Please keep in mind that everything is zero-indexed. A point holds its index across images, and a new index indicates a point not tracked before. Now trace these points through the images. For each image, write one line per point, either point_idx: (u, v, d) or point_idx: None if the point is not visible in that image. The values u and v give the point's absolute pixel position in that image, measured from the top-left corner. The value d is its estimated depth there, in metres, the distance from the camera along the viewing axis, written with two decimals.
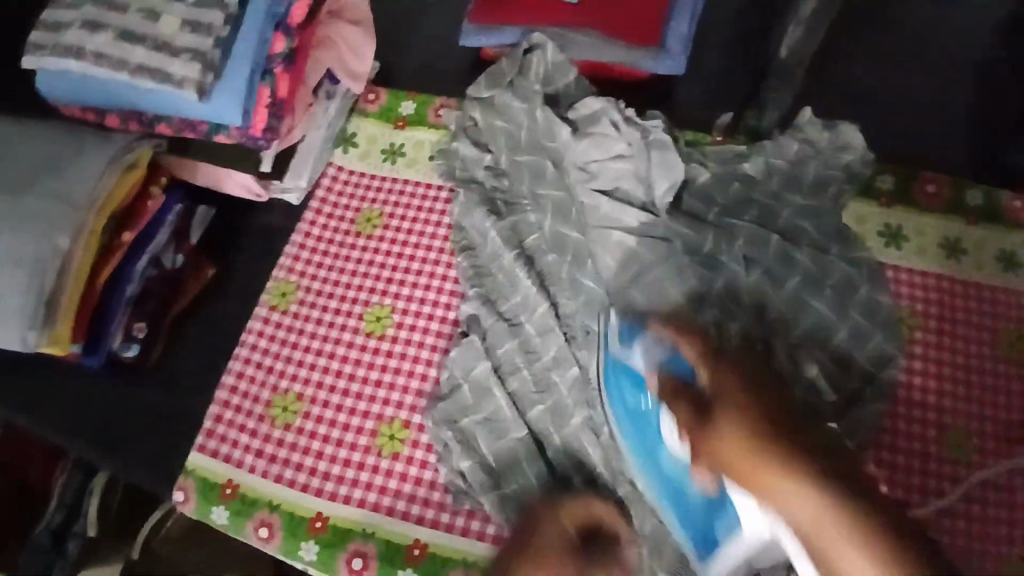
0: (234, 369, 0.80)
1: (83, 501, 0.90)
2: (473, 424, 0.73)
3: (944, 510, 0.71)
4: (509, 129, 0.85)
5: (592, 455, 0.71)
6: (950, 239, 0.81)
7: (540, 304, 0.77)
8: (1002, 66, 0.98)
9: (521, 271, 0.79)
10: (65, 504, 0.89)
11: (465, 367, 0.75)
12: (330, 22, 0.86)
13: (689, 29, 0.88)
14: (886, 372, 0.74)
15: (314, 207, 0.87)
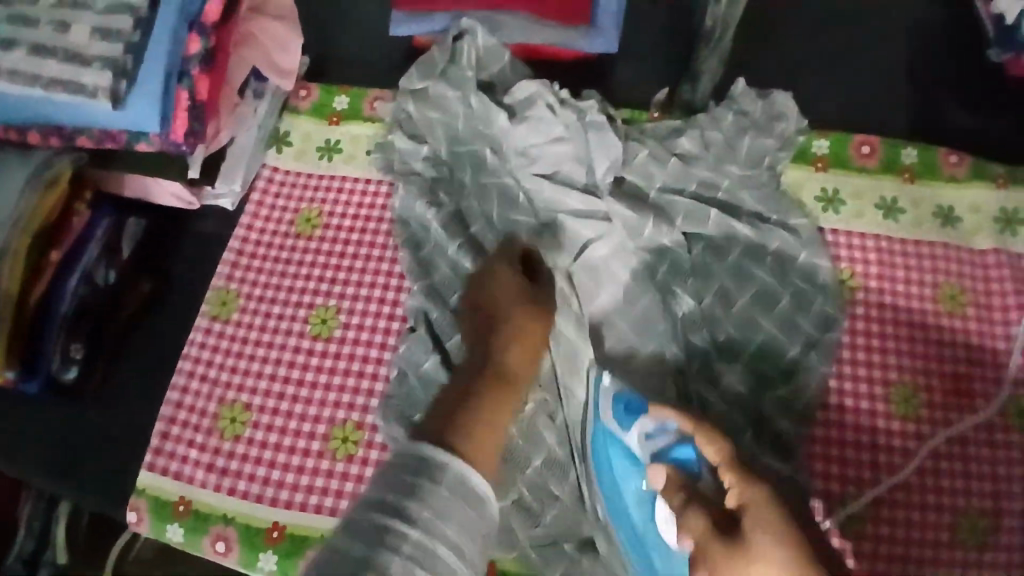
0: (178, 385, 0.78)
1: (50, 530, 0.88)
2: None
3: (893, 465, 0.72)
4: (445, 120, 0.84)
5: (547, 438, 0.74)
6: (886, 198, 0.82)
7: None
8: (935, 21, 0.98)
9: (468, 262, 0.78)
10: (33, 535, 0.87)
11: (414, 363, 0.73)
12: (252, 18, 0.83)
13: (619, 7, 0.88)
14: (831, 335, 0.75)
15: (251, 211, 0.85)
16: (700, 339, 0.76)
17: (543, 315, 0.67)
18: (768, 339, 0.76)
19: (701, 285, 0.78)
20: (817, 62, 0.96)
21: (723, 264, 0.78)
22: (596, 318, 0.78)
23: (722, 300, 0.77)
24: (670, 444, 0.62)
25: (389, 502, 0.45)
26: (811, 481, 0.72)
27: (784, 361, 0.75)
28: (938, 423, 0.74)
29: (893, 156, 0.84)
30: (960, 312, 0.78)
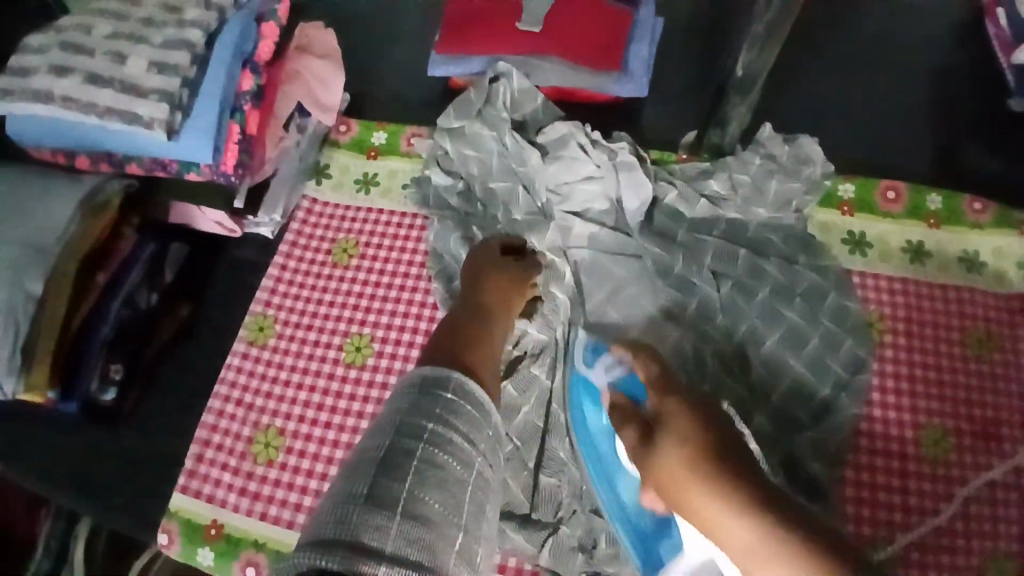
0: (213, 408, 0.79)
1: (70, 548, 0.88)
2: None
3: (925, 509, 0.72)
4: (481, 157, 0.86)
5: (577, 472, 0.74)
6: (913, 242, 0.84)
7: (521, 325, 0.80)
8: (956, 73, 1.01)
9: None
10: (53, 552, 0.87)
11: None
12: (298, 57, 0.88)
13: (649, 53, 0.92)
14: (861, 377, 0.76)
15: (290, 240, 0.87)
16: (731, 377, 0.77)
17: (518, 280, 0.73)
18: (798, 379, 0.76)
19: (731, 322, 0.79)
20: (840, 108, 0.98)
21: (754, 303, 0.79)
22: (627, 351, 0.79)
23: (751, 338, 0.78)
24: (622, 375, 0.66)
25: (422, 428, 0.48)
26: (843, 523, 0.72)
27: (815, 401, 0.75)
28: (968, 466, 0.74)
29: (918, 203, 0.86)
30: (988, 357, 0.79)
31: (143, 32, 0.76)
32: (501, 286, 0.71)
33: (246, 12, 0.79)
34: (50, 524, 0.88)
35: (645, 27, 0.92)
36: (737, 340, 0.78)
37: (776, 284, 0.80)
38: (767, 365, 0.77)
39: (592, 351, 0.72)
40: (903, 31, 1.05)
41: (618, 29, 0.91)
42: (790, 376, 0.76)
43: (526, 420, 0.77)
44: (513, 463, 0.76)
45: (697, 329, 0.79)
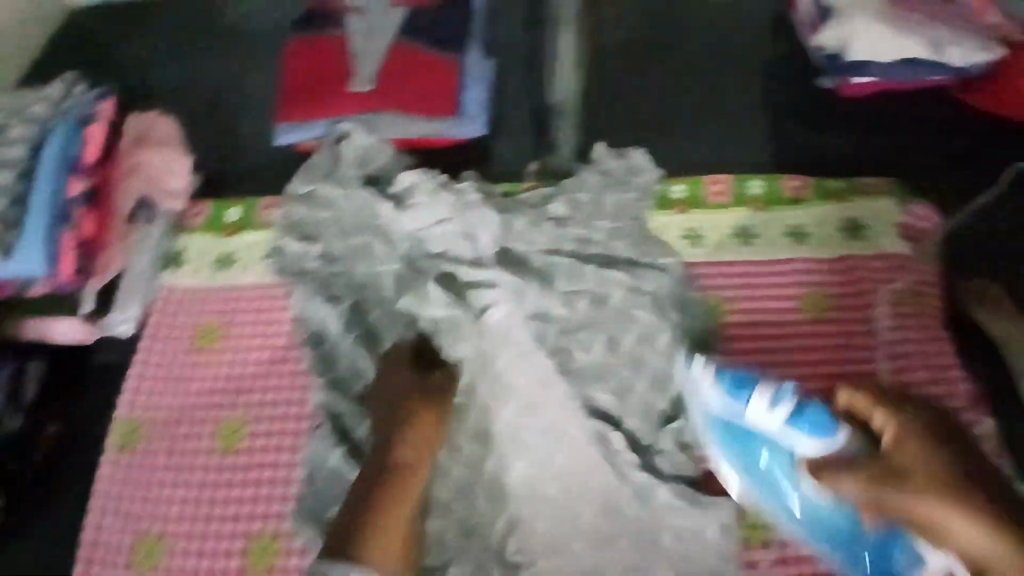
0: (90, 526, 0.78)
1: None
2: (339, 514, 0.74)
3: None
4: (335, 218, 0.88)
5: (465, 509, 0.77)
6: (740, 226, 0.91)
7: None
8: (778, 56, 1.08)
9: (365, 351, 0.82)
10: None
11: (319, 461, 0.76)
12: (135, 152, 0.88)
13: (484, 95, 0.95)
14: (709, 358, 0.84)
15: (150, 334, 0.87)
16: (597, 386, 0.82)
17: (432, 410, 0.76)
18: (657, 372, 0.82)
19: (591, 335, 0.83)
20: (672, 112, 1.04)
21: (609, 310, 0.85)
22: (499, 380, 0.83)
23: (610, 344, 0.83)
24: (795, 407, 0.70)
25: None
26: None
27: (673, 392, 0.81)
28: None
29: (741, 190, 0.94)
30: (824, 317, 0.86)
31: None
32: (412, 420, 0.75)
33: (71, 120, 0.81)
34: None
35: (477, 70, 0.96)
36: (597, 350, 0.83)
37: (625, 289, 0.85)
38: (627, 366, 0.82)
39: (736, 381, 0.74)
40: (726, 22, 1.12)
41: (449, 76, 0.94)
42: (648, 373, 0.82)
43: None
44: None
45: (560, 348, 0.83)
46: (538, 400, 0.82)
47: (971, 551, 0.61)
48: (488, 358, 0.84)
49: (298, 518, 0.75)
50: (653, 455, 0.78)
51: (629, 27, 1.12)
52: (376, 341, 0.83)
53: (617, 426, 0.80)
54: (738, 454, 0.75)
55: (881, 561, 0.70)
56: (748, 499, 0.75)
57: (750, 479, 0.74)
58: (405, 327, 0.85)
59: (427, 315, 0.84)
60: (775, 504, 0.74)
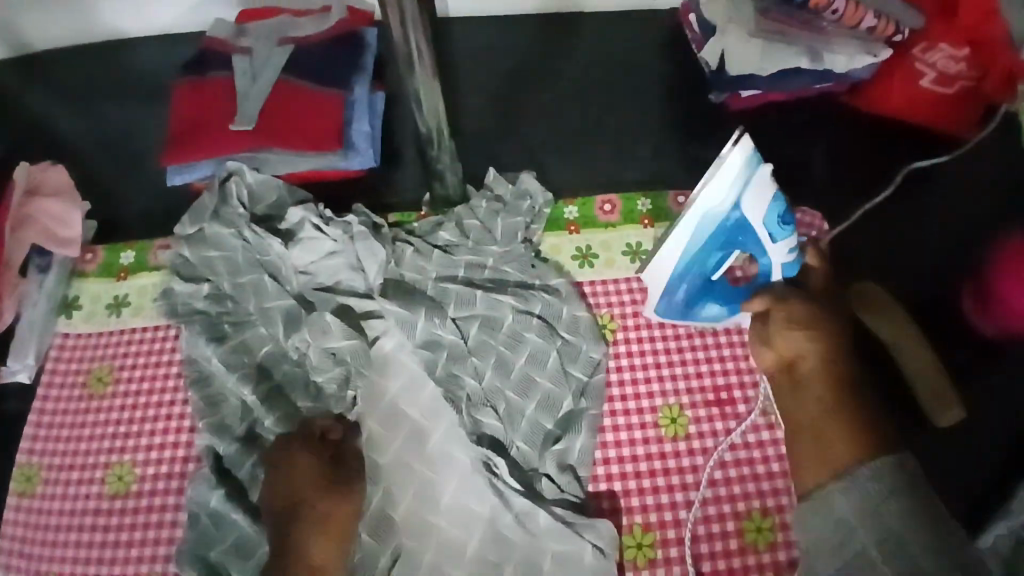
0: (1, 564, 0.77)
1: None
2: (221, 555, 0.74)
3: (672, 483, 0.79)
4: (226, 256, 0.89)
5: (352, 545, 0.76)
6: (632, 245, 0.91)
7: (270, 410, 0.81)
8: (671, 67, 1.10)
9: (243, 390, 0.81)
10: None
11: (201, 503, 0.76)
12: (26, 202, 0.91)
13: (371, 127, 0.97)
14: (597, 377, 0.83)
15: (45, 380, 0.87)
16: (485, 414, 0.81)
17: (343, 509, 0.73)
18: (545, 394, 0.81)
19: (478, 359, 0.84)
20: (567, 131, 1.03)
21: (499, 335, 0.85)
22: (388, 410, 0.83)
23: (497, 366, 0.83)
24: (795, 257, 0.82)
25: None
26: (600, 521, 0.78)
27: (561, 412, 0.81)
28: (707, 434, 0.81)
29: (630, 208, 0.94)
30: (711, 330, 0.86)
31: None
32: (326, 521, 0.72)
33: None
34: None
35: (362, 102, 0.97)
36: (485, 374, 0.83)
37: (513, 312, 0.85)
38: (515, 387, 0.82)
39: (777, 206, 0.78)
40: (623, 34, 1.13)
41: (334, 110, 0.95)
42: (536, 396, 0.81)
43: None
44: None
45: (449, 374, 0.83)
46: (424, 429, 0.81)
47: (814, 372, 0.74)
48: (377, 388, 0.84)
49: (179, 561, 0.74)
50: (539, 478, 0.78)
51: (524, 42, 1.12)
52: (257, 378, 0.82)
53: (503, 452, 0.79)
54: (696, 259, 0.81)
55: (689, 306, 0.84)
56: (669, 247, 0.80)
57: (689, 257, 0.81)
58: (293, 362, 0.84)
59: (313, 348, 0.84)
60: (688, 258, 0.81)
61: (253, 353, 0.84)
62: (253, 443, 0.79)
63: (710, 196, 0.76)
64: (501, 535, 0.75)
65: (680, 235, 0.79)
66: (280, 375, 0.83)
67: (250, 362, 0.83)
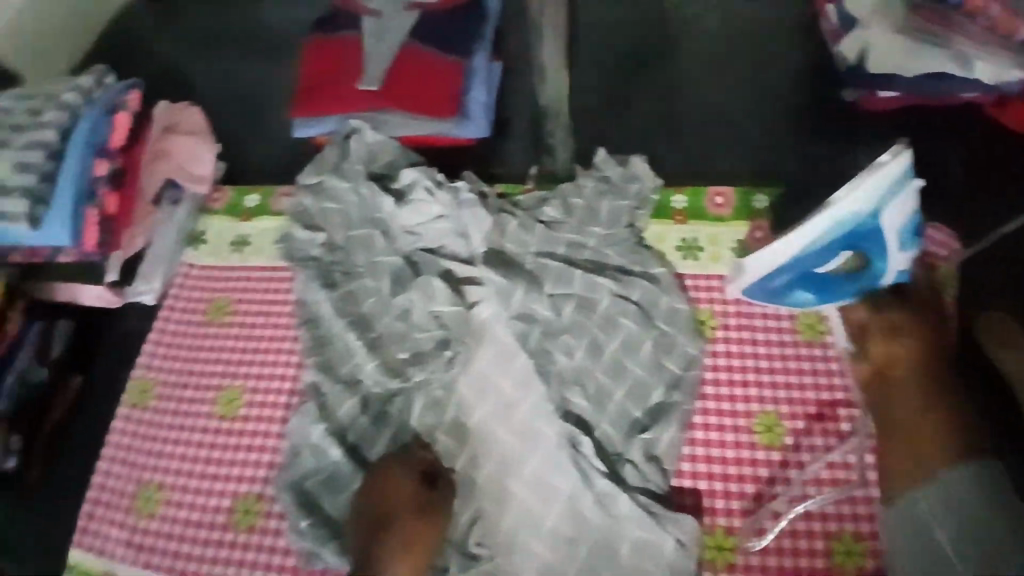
0: (102, 468, 0.86)
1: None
2: (315, 486, 0.78)
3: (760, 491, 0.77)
4: (342, 210, 0.93)
5: None
6: (740, 242, 0.89)
7: (367, 359, 0.84)
8: (798, 61, 1.05)
9: (348, 335, 0.86)
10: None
11: (302, 435, 0.81)
12: (164, 138, 0.96)
13: (487, 97, 0.99)
14: (692, 372, 0.82)
15: (167, 305, 0.94)
16: (573, 395, 0.82)
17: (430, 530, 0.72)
18: (637, 381, 0.81)
19: (572, 337, 0.84)
20: (679, 117, 1.01)
21: (594, 316, 0.84)
22: (479, 375, 0.84)
23: (591, 347, 0.83)
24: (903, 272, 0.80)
25: None
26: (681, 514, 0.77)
27: (650, 402, 0.80)
28: (805, 448, 0.79)
29: (745, 202, 0.92)
30: (819, 341, 0.84)
31: (5, 136, 0.83)
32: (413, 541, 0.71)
33: (98, 106, 0.85)
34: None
35: (481, 72, 0.98)
36: (577, 354, 0.83)
37: (612, 296, 0.85)
38: (607, 370, 0.82)
39: (909, 227, 0.76)
40: (750, 24, 1.09)
41: (453, 76, 0.96)
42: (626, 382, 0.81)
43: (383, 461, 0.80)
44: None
45: (542, 349, 0.84)
46: (512, 398, 0.83)
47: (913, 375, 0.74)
48: (470, 353, 0.85)
49: (280, 483, 0.79)
50: (623, 464, 0.78)
51: (643, 27, 1.10)
52: (361, 326, 0.86)
53: (589, 432, 0.80)
54: (815, 254, 0.77)
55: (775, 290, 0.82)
56: (798, 237, 0.75)
57: (811, 251, 0.76)
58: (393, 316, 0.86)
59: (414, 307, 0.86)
60: (807, 253, 0.77)
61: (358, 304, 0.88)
62: (352, 386, 0.83)
63: (852, 202, 0.72)
64: (579, 513, 0.76)
65: (808, 233, 0.75)
66: (381, 327, 0.86)
67: (356, 312, 0.87)
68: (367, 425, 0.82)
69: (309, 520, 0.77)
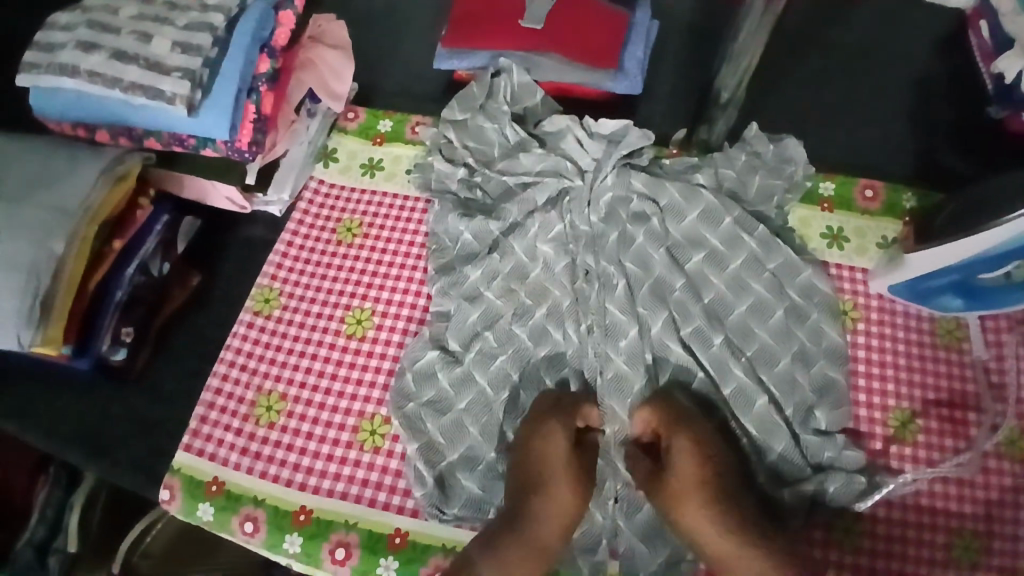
0: (218, 373, 0.83)
1: (65, 516, 0.88)
2: (427, 416, 0.77)
3: (905, 486, 0.75)
4: (481, 148, 0.91)
5: None
6: (887, 238, 0.88)
7: (516, 325, 0.81)
8: (940, 76, 1.07)
9: (486, 289, 0.83)
10: (47, 522, 0.87)
11: (413, 359, 0.80)
12: (312, 45, 0.91)
13: (643, 54, 0.97)
14: (838, 363, 0.80)
15: (297, 218, 0.92)
16: (707, 355, 0.79)
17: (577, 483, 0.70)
18: (763, 346, 0.80)
19: (708, 325, 0.80)
20: (825, 111, 1.03)
21: (722, 275, 0.83)
22: (629, 352, 0.80)
23: (740, 325, 0.81)
24: None
25: None
26: (827, 501, 0.74)
27: (778, 367, 0.79)
28: (935, 448, 0.78)
29: (894, 201, 0.91)
30: (956, 346, 0.83)
31: (167, 14, 0.78)
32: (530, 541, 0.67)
33: None
34: (46, 491, 0.88)
35: (640, 30, 0.97)
36: (715, 344, 0.79)
37: (751, 255, 0.83)
38: (733, 342, 0.80)
39: None
40: (896, 36, 1.11)
41: (616, 30, 0.96)
42: (752, 369, 0.79)
43: (503, 404, 0.78)
44: (494, 441, 0.77)
45: (680, 335, 0.80)
46: (647, 375, 0.79)
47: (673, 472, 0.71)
48: (611, 329, 0.81)
49: (411, 435, 0.77)
50: (776, 439, 0.76)
51: (785, 22, 1.11)
52: (501, 284, 0.83)
53: (723, 387, 0.78)
54: (978, 259, 0.77)
55: (925, 296, 0.83)
56: (970, 243, 0.75)
57: (976, 256, 0.77)
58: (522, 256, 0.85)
59: (542, 258, 0.84)
60: (971, 257, 0.77)
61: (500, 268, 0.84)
62: (504, 341, 0.81)
63: None
64: None
65: (982, 239, 0.74)
66: (506, 271, 0.84)
67: (499, 270, 0.84)
68: (488, 380, 0.79)
69: (418, 443, 0.76)
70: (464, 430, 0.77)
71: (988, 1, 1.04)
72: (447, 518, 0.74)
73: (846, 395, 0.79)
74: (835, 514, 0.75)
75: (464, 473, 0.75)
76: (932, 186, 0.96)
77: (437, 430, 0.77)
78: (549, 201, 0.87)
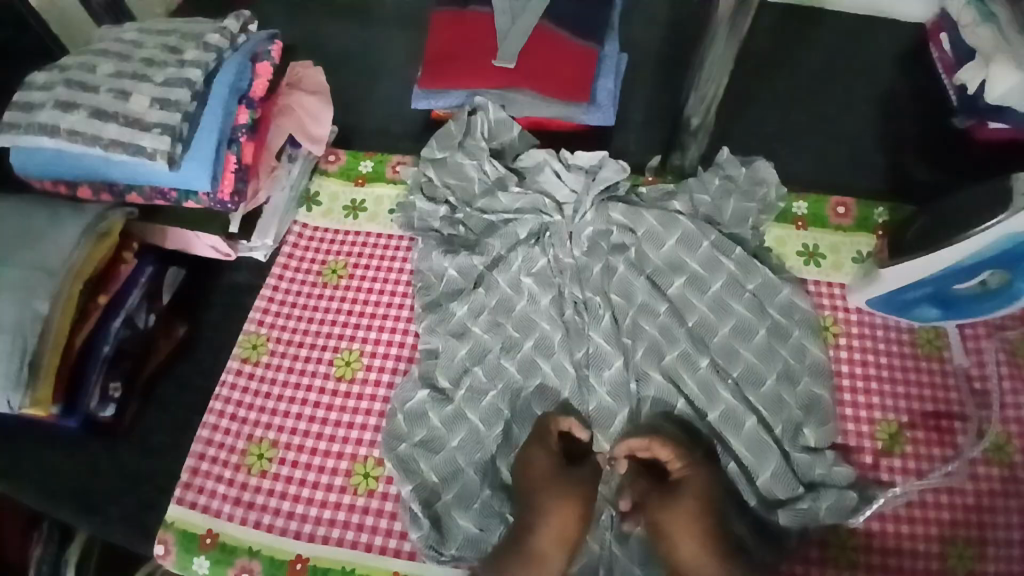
0: (208, 423, 0.82)
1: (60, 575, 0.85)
2: (418, 454, 0.77)
3: (897, 499, 0.76)
4: (462, 184, 0.92)
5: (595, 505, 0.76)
6: (862, 252, 0.91)
7: (504, 359, 0.82)
8: (902, 92, 1.11)
9: (473, 324, 0.84)
10: None
11: (402, 400, 0.81)
12: (290, 92, 0.92)
13: (615, 86, 1.00)
14: (823, 379, 0.81)
15: (281, 262, 0.93)
16: (692, 380, 0.80)
17: (574, 502, 0.70)
18: (748, 366, 0.81)
19: (692, 347, 0.81)
20: (795, 130, 1.06)
21: (705, 296, 0.84)
22: (613, 382, 0.81)
23: (724, 348, 0.82)
24: None
25: None
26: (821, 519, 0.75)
27: (764, 387, 0.80)
28: (923, 458, 0.79)
29: (866, 215, 0.93)
30: (937, 355, 0.85)
31: (146, 71, 0.79)
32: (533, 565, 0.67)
33: (243, 52, 0.83)
34: (40, 548, 0.85)
35: (611, 63, 1.01)
36: (702, 366, 0.81)
37: (731, 276, 0.85)
38: (718, 364, 0.81)
39: None
40: (860, 55, 1.14)
41: (588, 63, 0.98)
42: (739, 391, 0.80)
43: (496, 436, 0.79)
44: (489, 478, 0.77)
45: (664, 360, 0.82)
46: (630, 408, 0.80)
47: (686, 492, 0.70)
48: (596, 359, 0.82)
49: (405, 476, 0.76)
50: (766, 463, 0.76)
51: (751, 47, 1.14)
52: (488, 318, 0.84)
53: (709, 410, 0.79)
54: (952, 270, 0.79)
55: (901, 307, 0.85)
56: (945, 256, 0.77)
57: (952, 268, 0.79)
58: (505, 289, 0.86)
59: (527, 289, 0.85)
60: (947, 269, 0.79)
61: (484, 304, 0.85)
62: (493, 375, 0.81)
63: (1014, 228, 0.71)
64: None
65: (953, 251, 0.76)
66: (491, 305, 0.85)
67: (485, 305, 0.85)
68: (478, 415, 0.79)
69: (412, 485, 0.76)
70: (458, 468, 0.77)
71: (944, 16, 1.08)
72: (443, 560, 0.74)
73: (833, 410, 0.80)
74: (829, 530, 0.75)
75: (460, 513, 0.75)
76: (903, 198, 0.99)
77: (430, 470, 0.77)
78: (531, 235, 0.89)
